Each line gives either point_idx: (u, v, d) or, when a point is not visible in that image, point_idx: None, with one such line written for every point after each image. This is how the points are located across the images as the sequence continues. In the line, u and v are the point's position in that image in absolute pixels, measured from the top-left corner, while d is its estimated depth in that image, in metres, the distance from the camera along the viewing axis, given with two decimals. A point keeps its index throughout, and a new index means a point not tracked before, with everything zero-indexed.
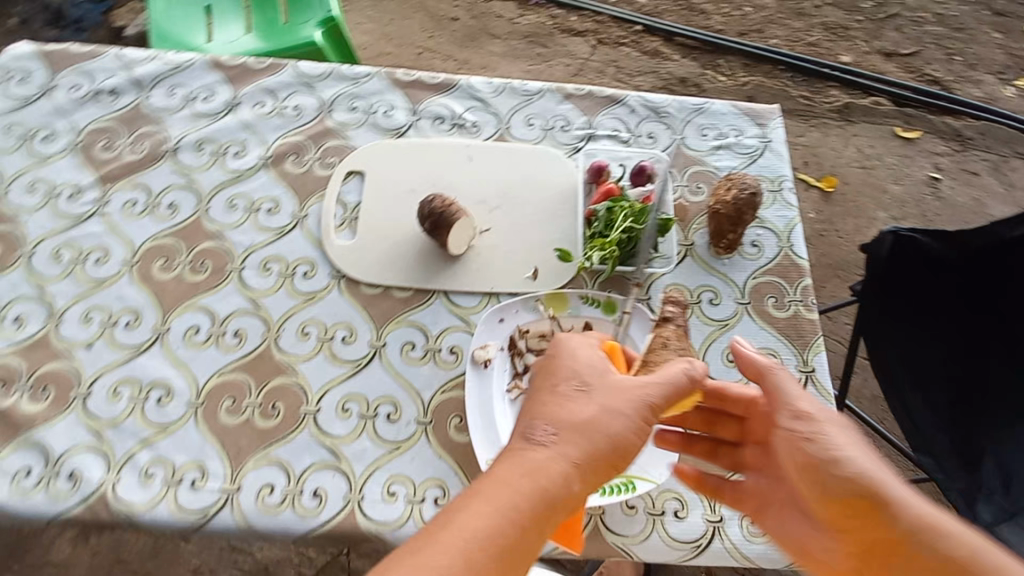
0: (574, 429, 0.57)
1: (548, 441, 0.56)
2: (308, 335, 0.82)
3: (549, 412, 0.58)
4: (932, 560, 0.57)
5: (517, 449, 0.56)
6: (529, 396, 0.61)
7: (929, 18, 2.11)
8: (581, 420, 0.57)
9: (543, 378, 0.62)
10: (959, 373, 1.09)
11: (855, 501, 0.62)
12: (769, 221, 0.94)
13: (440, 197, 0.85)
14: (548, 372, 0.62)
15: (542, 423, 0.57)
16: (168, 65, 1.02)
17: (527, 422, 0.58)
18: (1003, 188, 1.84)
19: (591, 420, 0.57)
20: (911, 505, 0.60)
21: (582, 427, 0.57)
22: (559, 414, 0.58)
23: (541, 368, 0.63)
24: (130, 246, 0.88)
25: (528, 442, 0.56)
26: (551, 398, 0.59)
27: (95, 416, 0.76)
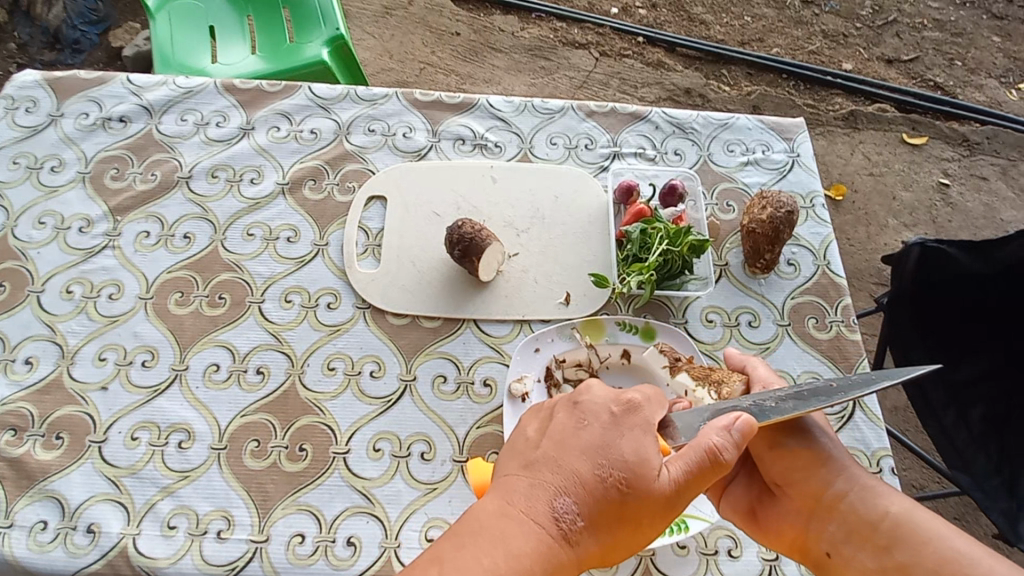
0: (594, 526, 0.49)
1: (567, 530, 0.48)
2: (334, 370, 0.79)
3: (584, 490, 0.49)
4: (867, 515, 0.60)
5: (534, 513, 0.48)
6: (551, 461, 0.50)
7: (928, 24, 2.11)
8: (605, 517, 0.49)
9: (586, 445, 0.51)
10: (1012, 396, 0.97)
11: (803, 458, 0.64)
12: (804, 239, 0.92)
13: (469, 222, 0.82)
14: (597, 445, 0.51)
15: (566, 500, 0.49)
16: (179, 90, 0.99)
17: (553, 490, 0.49)
18: (1013, 193, 1.82)
19: (616, 521, 0.50)
20: (850, 465, 0.64)
21: (602, 525, 0.50)
22: (591, 501, 0.49)
23: (591, 428, 0.52)
24: (144, 281, 0.84)
25: (546, 516, 0.48)
26: (590, 478, 0.49)
27: (113, 463, 0.72)
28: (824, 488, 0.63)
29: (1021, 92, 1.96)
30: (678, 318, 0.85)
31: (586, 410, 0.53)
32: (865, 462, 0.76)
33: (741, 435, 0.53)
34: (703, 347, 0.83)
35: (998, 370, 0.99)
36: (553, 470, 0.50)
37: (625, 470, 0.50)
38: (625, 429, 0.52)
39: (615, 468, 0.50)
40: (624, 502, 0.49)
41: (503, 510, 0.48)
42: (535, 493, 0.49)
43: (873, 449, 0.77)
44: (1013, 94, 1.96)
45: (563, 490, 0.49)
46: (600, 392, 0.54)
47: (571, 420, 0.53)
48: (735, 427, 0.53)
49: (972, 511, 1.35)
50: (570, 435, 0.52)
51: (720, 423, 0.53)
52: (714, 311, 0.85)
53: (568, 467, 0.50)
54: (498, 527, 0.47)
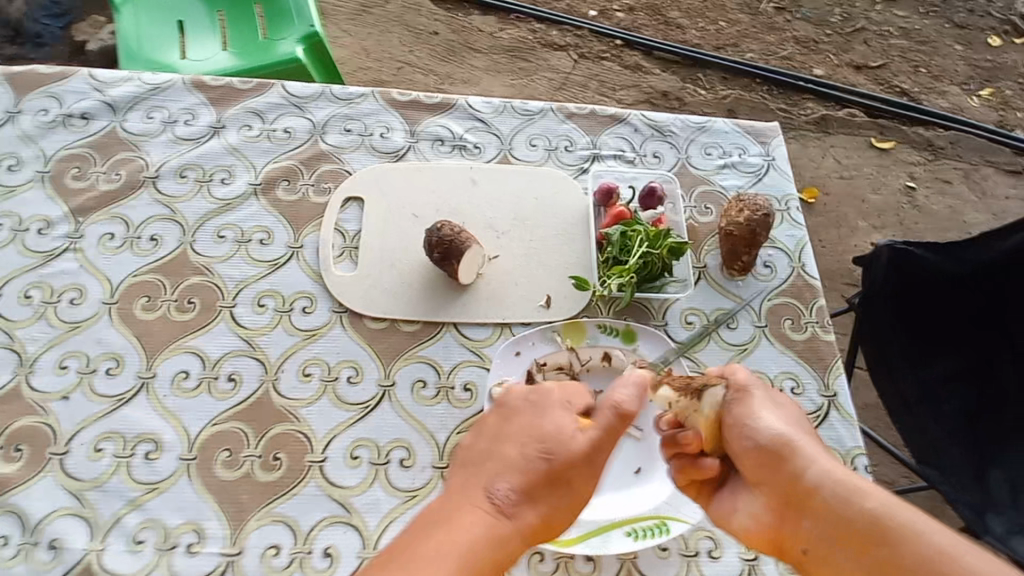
0: (529, 499, 0.59)
1: (505, 505, 0.58)
2: (311, 377, 0.77)
3: (515, 471, 0.60)
4: (841, 512, 0.57)
5: (474, 500, 0.58)
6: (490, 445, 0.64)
7: (894, 32, 2.18)
8: (537, 491, 0.59)
9: (517, 430, 0.64)
10: (982, 394, 1.00)
11: (772, 453, 0.63)
12: (780, 241, 0.93)
13: (449, 224, 0.81)
14: (527, 426, 0.64)
15: (503, 479, 0.59)
16: (146, 87, 0.95)
17: (494, 473, 0.60)
18: (975, 196, 1.89)
19: (547, 492, 0.60)
20: (823, 460, 0.62)
21: (536, 499, 0.59)
22: (523, 479, 0.59)
23: (517, 418, 0.65)
24: (109, 285, 0.81)
25: (484, 498, 0.59)
26: (520, 456, 0.61)
27: (75, 477, 0.68)
28: (795, 484, 0.61)
29: (981, 99, 2.04)
30: (658, 320, 0.85)
31: (510, 407, 0.67)
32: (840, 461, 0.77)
33: (637, 387, 0.65)
34: (683, 349, 0.83)
35: (970, 368, 1.01)
36: (487, 459, 0.62)
37: (543, 445, 0.61)
38: (544, 409, 0.65)
39: (534, 445, 0.62)
40: (548, 472, 0.60)
41: (454, 498, 0.59)
42: (475, 484, 0.60)
43: (848, 447, 0.78)
44: (975, 100, 2.04)
45: (499, 477, 0.60)
46: (513, 394, 0.68)
47: (500, 420, 0.67)
48: (637, 382, 0.65)
49: (938, 504, 1.39)
50: (503, 429, 0.65)
51: (625, 379, 0.65)
52: (693, 313, 0.86)
53: (500, 454, 0.62)
54: (447, 516, 0.57)
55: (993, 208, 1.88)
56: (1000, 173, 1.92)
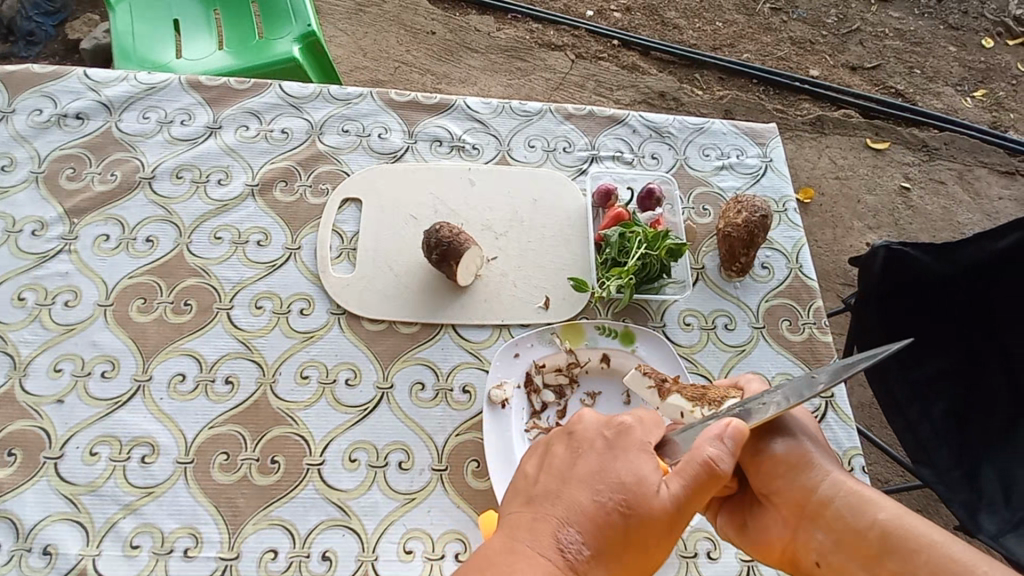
0: (601, 554, 0.49)
1: (574, 560, 0.48)
2: (308, 379, 0.76)
3: (586, 518, 0.49)
4: (853, 523, 0.57)
5: (540, 544, 0.48)
6: (549, 491, 0.52)
7: (889, 33, 2.19)
8: (612, 542, 0.49)
9: (586, 476, 0.52)
10: (972, 393, 1.00)
11: (783, 466, 0.61)
12: (777, 242, 0.94)
13: (447, 226, 0.81)
14: (594, 471, 0.52)
15: (569, 527, 0.49)
16: (141, 87, 0.94)
17: (558, 521, 0.49)
18: (969, 197, 1.90)
19: (623, 545, 0.50)
20: (835, 470, 0.60)
21: (609, 552, 0.49)
22: (594, 528, 0.49)
23: (588, 456, 0.53)
24: (104, 287, 0.80)
25: (552, 547, 0.48)
26: (591, 506, 0.50)
27: (70, 481, 0.68)
28: (807, 495, 0.60)
29: (975, 100, 2.05)
30: (656, 322, 0.85)
31: (580, 439, 0.55)
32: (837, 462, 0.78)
33: (733, 443, 0.53)
34: (681, 350, 0.83)
35: (961, 369, 1.02)
36: (552, 506, 0.50)
37: (623, 491, 0.50)
38: (615, 453, 0.53)
39: (610, 491, 0.51)
40: (626, 524, 0.50)
41: (510, 540, 0.49)
42: (538, 528, 0.49)
43: (845, 448, 0.79)
44: (969, 101, 2.05)
45: (567, 521, 0.49)
46: (591, 420, 0.57)
47: (567, 454, 0.54)
48: (726, 435, 0.53)
49: (933, 503, 1.40)
50: (571, 467, 0.53)
51: (713, 431, 0.53)
52: (691, 314, 0.86)
53: (569, 498, 0.51)
54: (505, 560, 0.47)
55: (987, 209, 1.89)
56: (994, 173, 1.94)
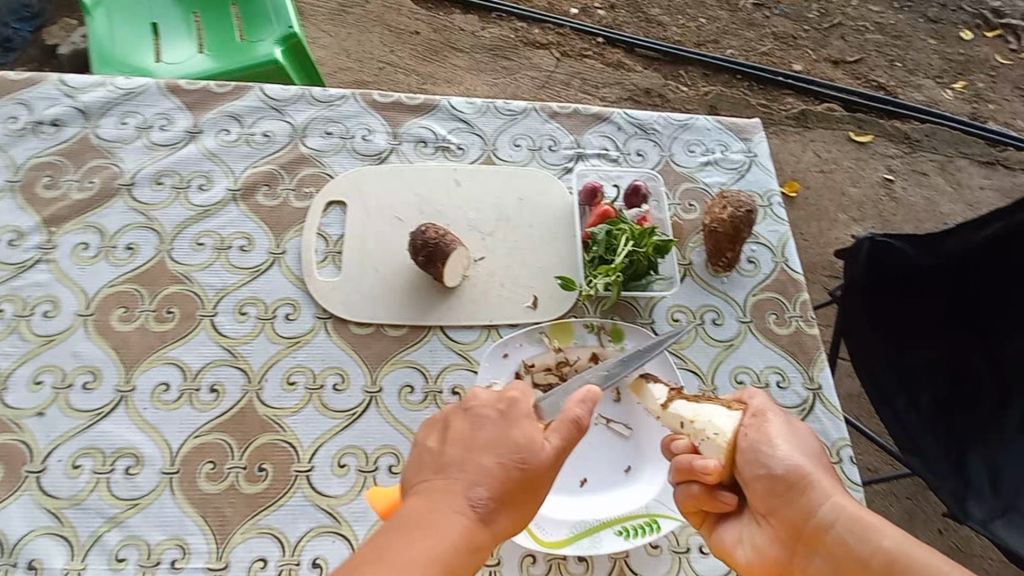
0: (503, 505, 0.53)
1: (480, 514, 0.52)
2: (295, 385, 0.75)
3: (488, 478, 0.53)
4: (856, 549, 0.57)
5: (451, 506, 0.52)
6: (447, 450, 0.55)
7: (870, 27, 2.21)
8: (512, 494, 0.54)
9: (487, 442, 0.55)
10: (958, 382, 1.02)
11: (784, 487, 0.61)
12: (763, 236, 0.94)
13: (433, 227, 0.81)
14: (495, 438, 0.55)
15: (478, 488, 0.53)
16: (118, 92, 0.92)
17: (467, 484, 0.53)
18: (950, 187, 1.93)
19: (520, 495, 0.54)
20: (837, 493, 0.60)
21: (511, 503, 0.54)
22: (498, 486, 0.53)
23: (486, 425, 0.56)
24: (84, 296, 0.79)
25: (462, 506, 0.52)
26: (496, 468, 0.54)
27: (53, 494, 0.67)
28: (808, 518, 0.60)
29: (955, 92, 2.08)
30: (644, 319, 0.85)
31: (476, 413, 0.57)
32: (827, 454, 0.78)
33: (592, 404, 0.59)
34: (670, 347, 0.84)
35: (945, 360, 1.03)
36: (456, 472, 0.54)
37: (518, 452, 0.55)
38: (512, 414, 0.57)
39: (507, 453, 0.54)
40: (521, 479, 0.54)
41: (426, 501, 0.52)
42: (443, 492, 0.53)
43: (833, 439, 0.79)
44: (949, 93, 2.08)
45: (473, 483, 0.53)
46: (484, 395, 0.59)
47: (466, 425, 0.57)
48: (589, 397, 0.59)
49: (922, 490, 1.42)
50: (472, 435, 0.56)
51: (575, 395, 0.59)
52: (679, 311, 0.86)
53: (474, 464, 0.54)
54: (426, 520, 0.50)
55: (968, 199, 1.92)
56: (974, 164, 1.96)
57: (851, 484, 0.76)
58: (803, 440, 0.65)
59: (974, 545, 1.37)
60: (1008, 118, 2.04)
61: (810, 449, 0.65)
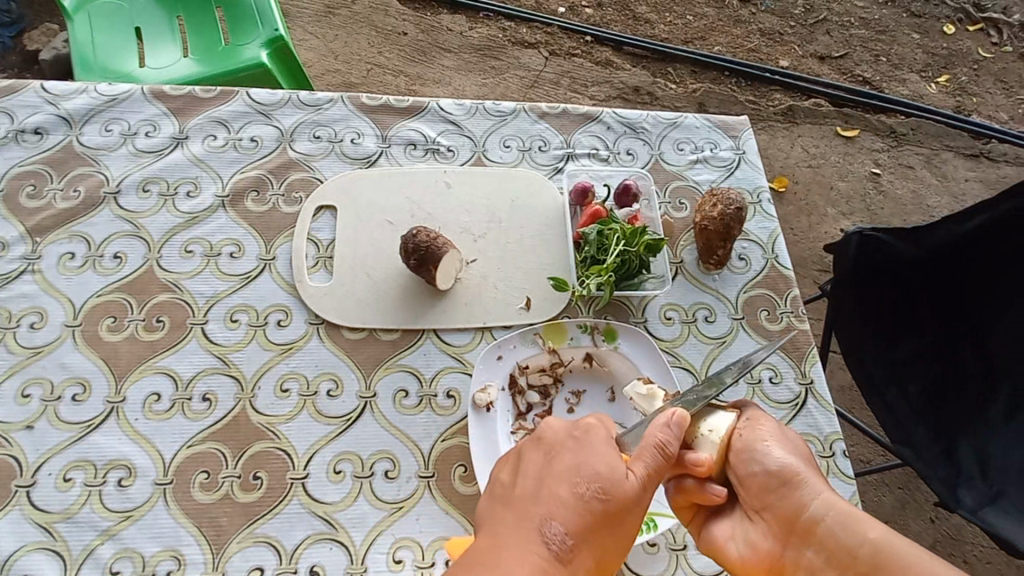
0: (583, 540, 0.52)
1: (560, 550, 0.50)
2: (288, 392, 0.75)
3: (567, 511, 0.52)
4: (846, 541, 0.58)
5: (528, 540, 0.50)
6: (529, 484, 0.55)
7: (854, 22, 2.23)
8: (592, 528, 0.52)
9: (563, 473, 0.55)
10: (947, 372, 1.03)
11: (778, 482, 0.62)
12: (753, 233, 0.95)
13: (424, 230, 0.80)
14: (570, 467, 0.55)
15: (553, 522, 0.51)
16: (102, 98, 0.91)
17: (542, 517, 0.52)
18: (936, 180, 1.95)
19: (599, 531, 0.53)
20: (825, 488, 0.62)
21: (591, 538, 0.52)
22: (578, 520, 0.52)
23: (561, 456, 0.57)
24: (71, 307, 0.78)
25: (539, 542, 0.50)
26: (571, 499, 0.53)
27: (44, 509, 0.66)
28: (800, 511, 0.61)
29: (940, 85, 2.10)
30: (637, 318, 0.86)
31: (550, 444, 0.58)
32: (820, 448, 0.79)
33: (679, 429, 0.59)
34: (663, 345, 0.84)
35: (934, 349, 1.04)
36: (531, 507, 0.53)
37: (598, 482, 0.54)
38: (592, 444, 0.57)
39: (585, 485, 0.54)
40: (606, 511, 0.53)
41: (497, 536, 0.51)
42: (524, 525, 0.51)
43: (826, 433, 0.80)
44: (933, 87, 2.10)
45: (549, 515, 0.52)
46: (557, 427, 0.60)
47: (542, 458, 0.57)
48: (673, 422, 0.59)
49: (914, 480, 1.44)
50: (544, 467, 0.56)
51: (661, 420, 0.59)
52: (672, 309, 0.87)
53: (550, 495, 0.53)
54: (493, 555, 0.49)
55: (954, 191, 1.94)
56: (959, 156, 1.99)
57: (844, 478, 0.77)
58: (794, 440, 0.67)
59: (965, 532, 1.39)
60: (992, 110, 2.07)
61: (800, 449, 0.66)
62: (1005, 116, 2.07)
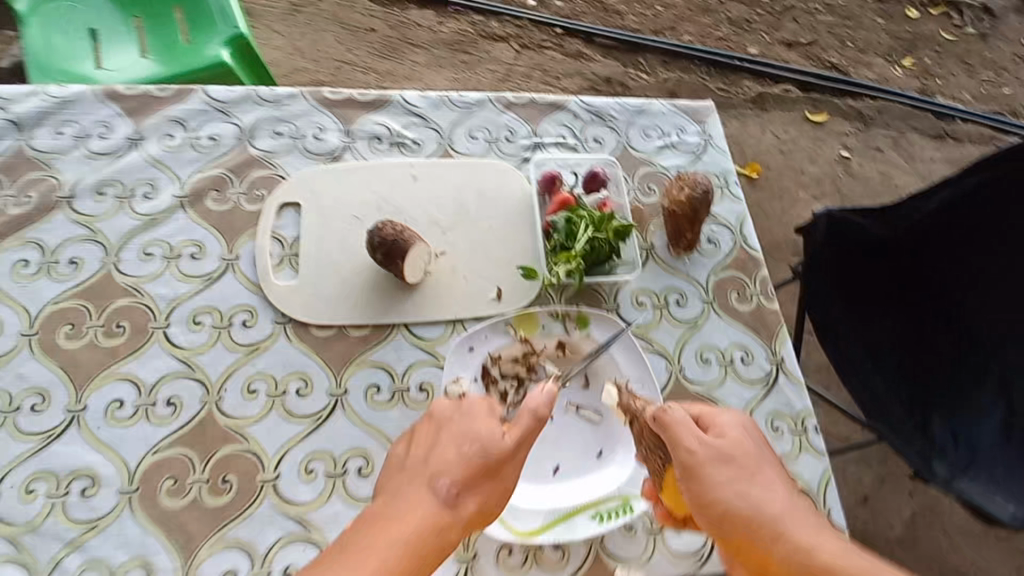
0: (468, 491, 0.53)
1: (447, 503, 0.51)
2: (256, 393, 0.73)
3: (455, 468, 0.53)
4: None
5: (414, 500, 0.51)
6: (402, 459, 0.55)
7: (820, 9, 2.26)
8: (475, 478, 0.54)
9: (455, 435, 0.56)
10: (919, 346, 1.05)
11: (734, 531, 0.55)
12: (721, 217, 0.95)
13: (390, 223, 0.79)
14: (456, 430, 0.56)
15: (441, 482, 0.52)
16: (52, 100, 0.88)
17: (428, 476, 0.52)
18: (904, 161, 1.98)
19: (484, 482, 0.54)
20: (790, 525, 0.53)
21: (474, 488, 0.53)
22: (461, 474, 0.53)
23: (447, 425, 0.57)
24: (26, 315, 0.75)
25: (427, 499, 0.51)
26: (455, 457, 0.54)
27: (5, 523, 0.64)
28: (768, 563, 0.53)
29: (904, 69, 2.14)
30: (610, 304, 0.86)
31: (441, 414, 0.58)
32: (792, 424, 0.80)
33: (552, 394, 0.60)
34: (636, 330, 0.84)
35: (905, 324, 1.07)
36: (421, 469, 0.53)
37: (480, 441, 0.55)
38: (475, 411, 0.58)
39: (468, 444, 0.55)
40: (484, 466, 0.54)
41: (384, 503, 0.51)
42: (410, 483, 0.52)
43: (798, 410, 0.81)
44: (898, 70, 2.14)
45: (439, 472, 0.53)
46: (460, 399, 0.60)
47: (432, 427, 0.57)
48: (548, 390, 0.60)
49: (891, 455, 1.47)
50: (435, 434, 0.57)
51: (539, 392, 0.59)
52: (644, 294, 0.87)
53: (438, 456, 0.54)
54: (384, 520, 0.49)
55: (921, 171, 1.98)
56: (925, 137, 2.03)
57: (816, 453, 0.78)
58: (756, 467, 0.58)
59: (942, 503, 1.43)
60: (955, 91, 2.11)
61: (766, 479, 0.57)
62: (968, 97, 2.11)
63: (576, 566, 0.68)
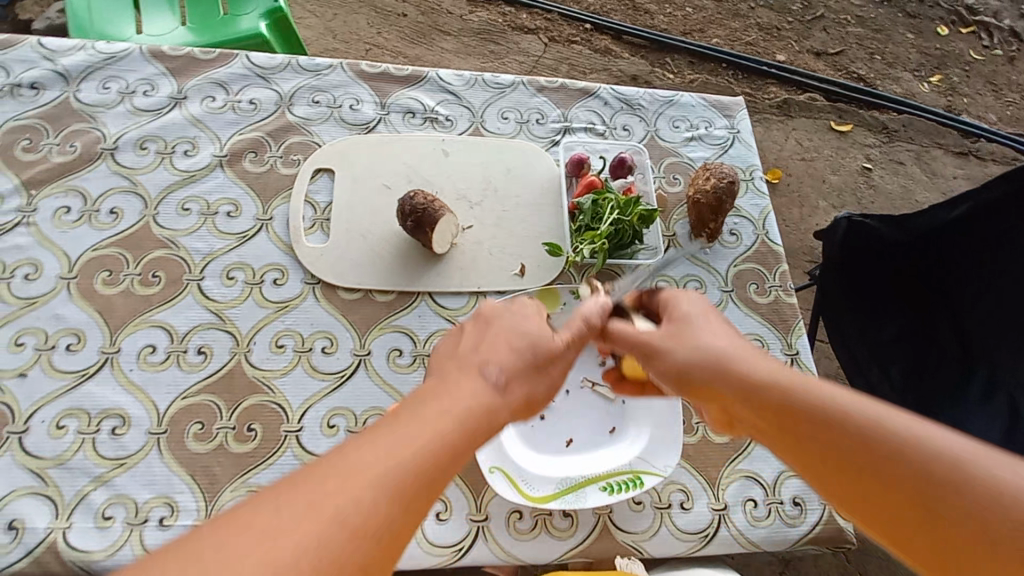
0: (520, 380, 0.49)
1: (498, 385, 0.47)
2: (283, 348, 0.76)
3: (504, 358, 0.49)
4: (779, 416, 0.47)
5: (464, 377, 0.47)
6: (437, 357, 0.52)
7: (851, 20, 2.25)
8: (526, 372, 0.50)
9: (502, 329, 0.53)
10: (927, 353, 1.04)
11: (690, 382, 0.53)
12: (744, 210, 0.96)
13: (422, 192, 0.81)
14: (509, 327, 0.53)
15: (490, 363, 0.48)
16: (99, 56, 0.91)
17: (479, 361, 0.49)
18: (926, 177, 1.98)
19: (537, 379, 0.51)
20: (744, 363, 0.51)
21: (524, 380, 0.49)
22: (513, 361, 0.49)
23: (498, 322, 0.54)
24: (66, 260, 0.78)
25: (476, 377, 0.47)
26: (508, 350, 0.50)
27: (36, 455, 0.66)
28: (728, 403, 0.51)
29: (931, 85, 2.13)
30: None
31: (488, 315, 0.54)
32: None
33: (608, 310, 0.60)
34: None
35: (915, 331, 1.06)
36: (469, 357, 0.49)
37: (534, 341, 0.52)
38: (524, 315, 0.55)
39: (522, 337, 0.52)
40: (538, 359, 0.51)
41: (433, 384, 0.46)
42: (463, 373, 0.47)
43: None
44: (925, 86, 2.13)
45: (488, 361, 0.49)
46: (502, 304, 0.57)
47: (479, 326, 0.54)
48: (603, 305, 0.60)
49: None
50: (484, 330, 0.53)
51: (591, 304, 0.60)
52: (663, 280, 0.88)
53: (487, 345, 0.50)
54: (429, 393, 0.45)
55: (943, 187, 1.97)
56: (949, 154, 2.02)
57: None
58: (704, 326, 0.55)
59: None
60: (981, 111, 2.10)
61: (716, 332, 0.54)
62: (993, 118, 2.10)
63: (583, 534, 0.70)
